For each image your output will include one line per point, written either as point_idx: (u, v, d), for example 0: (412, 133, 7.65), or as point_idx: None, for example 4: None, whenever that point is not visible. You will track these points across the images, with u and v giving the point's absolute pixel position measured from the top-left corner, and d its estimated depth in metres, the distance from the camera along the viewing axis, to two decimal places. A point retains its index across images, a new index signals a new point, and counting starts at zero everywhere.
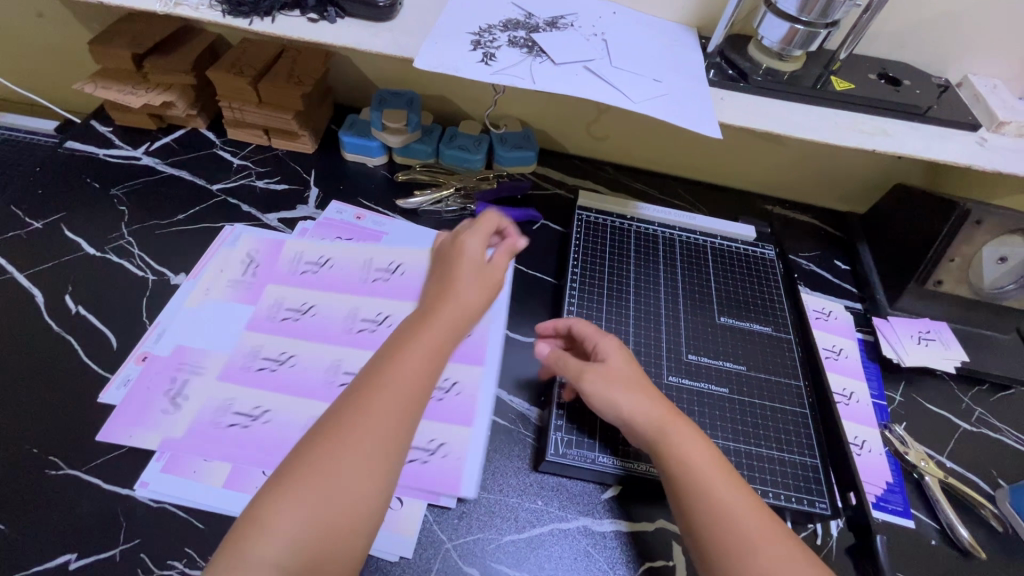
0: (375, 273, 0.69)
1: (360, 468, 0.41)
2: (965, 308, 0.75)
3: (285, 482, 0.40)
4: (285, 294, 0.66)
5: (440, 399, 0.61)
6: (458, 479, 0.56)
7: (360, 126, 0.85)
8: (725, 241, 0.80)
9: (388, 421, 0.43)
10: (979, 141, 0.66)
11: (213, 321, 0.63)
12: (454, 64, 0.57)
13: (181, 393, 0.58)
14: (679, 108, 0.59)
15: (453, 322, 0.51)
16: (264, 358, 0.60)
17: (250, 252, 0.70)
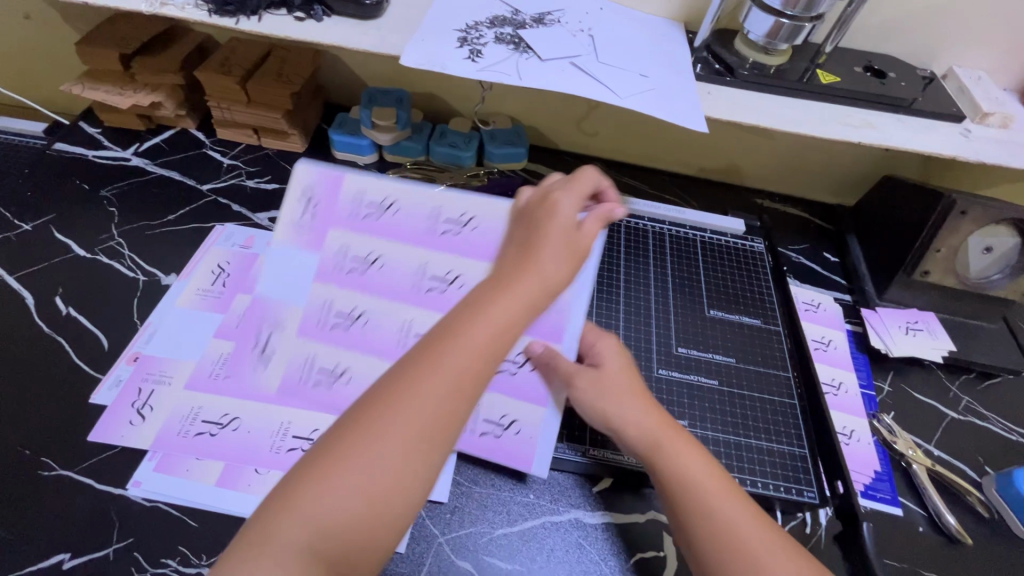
0: (445, 225, 0.58)
1: (405, 456, 0.35)
2: (952, 298, 0.76)
3: (320, 461, 0.35)
4: (348, 240, 0.58)
5: (512, 372, 0.57)
6: (529, 458, 0.56)
7: (350, 124, 0.85)
8: (714, 234, 0.81)
9: (441, 405, 0.36)
10: (964, 132, 0.67)
11: (281, 268, 0.59)
12: (441, 61, 0.57)
13: (268, 345, 0.58)
14: (665, 103, 0.59)
15: (534, 297, 0.41)
16: (337, 314, 0.57)
17: (308, 189, 0.59)
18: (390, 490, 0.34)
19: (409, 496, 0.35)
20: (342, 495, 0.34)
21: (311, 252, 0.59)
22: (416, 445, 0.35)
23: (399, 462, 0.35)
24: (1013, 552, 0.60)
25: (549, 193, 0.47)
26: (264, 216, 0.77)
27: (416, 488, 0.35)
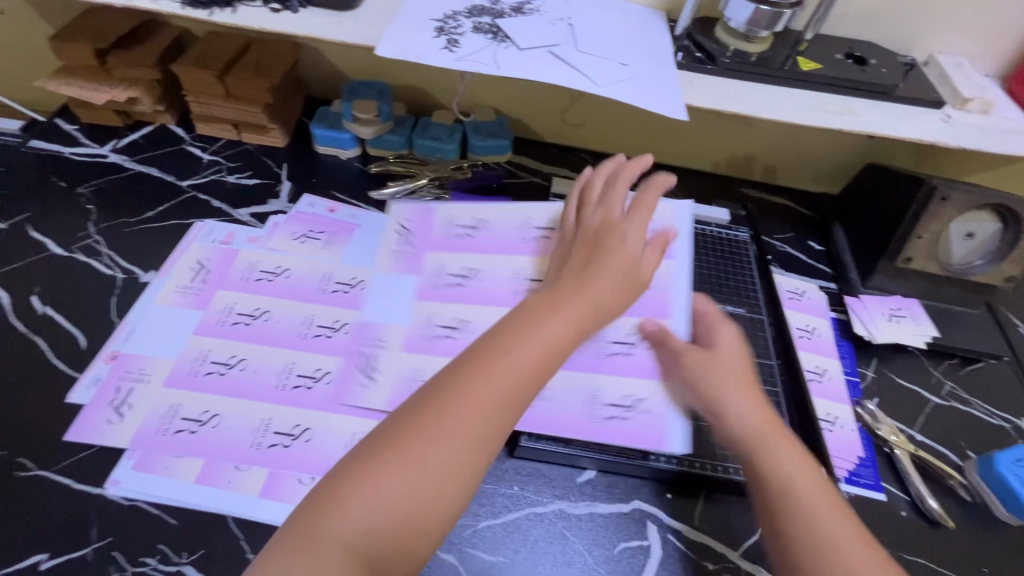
0: (535, 233, 0.65)
1: (450, 460, 0.37)
2: (936, 284, 0.76)
3: (365, 463, 0.37)
4: (444, 261, 0.65)
5: (630, 353, 0.57)
6: (662, 436, 0.53)
7: (331, 118, 0.84)
8: (699, 224, 0.81)
9: (489, 412, 0.39)
10: (944, 118, 0.67)
11: (380, 294, 0.65)
12: (418, 51, 0.56)
13: (373, 366, 0.59)
14: (645, 91, 0.59)
15: (585, 311, 0.46)
16: (440, 325, 0.60)
17: (403, 220, 0.69)
18: (436, 493, 0.37)
19: (450, 499, 0.37)
20: (388, 497, 0.36)
21: (411, 274, 0.65)
22: (461, 451, 0.38)
23: (444, 464, 0.37)
24: (993, 534, 0.61)
25: (606, 204, 0.56)
26: (245, 212, 0.76)
27: (460, 491, 0.37)
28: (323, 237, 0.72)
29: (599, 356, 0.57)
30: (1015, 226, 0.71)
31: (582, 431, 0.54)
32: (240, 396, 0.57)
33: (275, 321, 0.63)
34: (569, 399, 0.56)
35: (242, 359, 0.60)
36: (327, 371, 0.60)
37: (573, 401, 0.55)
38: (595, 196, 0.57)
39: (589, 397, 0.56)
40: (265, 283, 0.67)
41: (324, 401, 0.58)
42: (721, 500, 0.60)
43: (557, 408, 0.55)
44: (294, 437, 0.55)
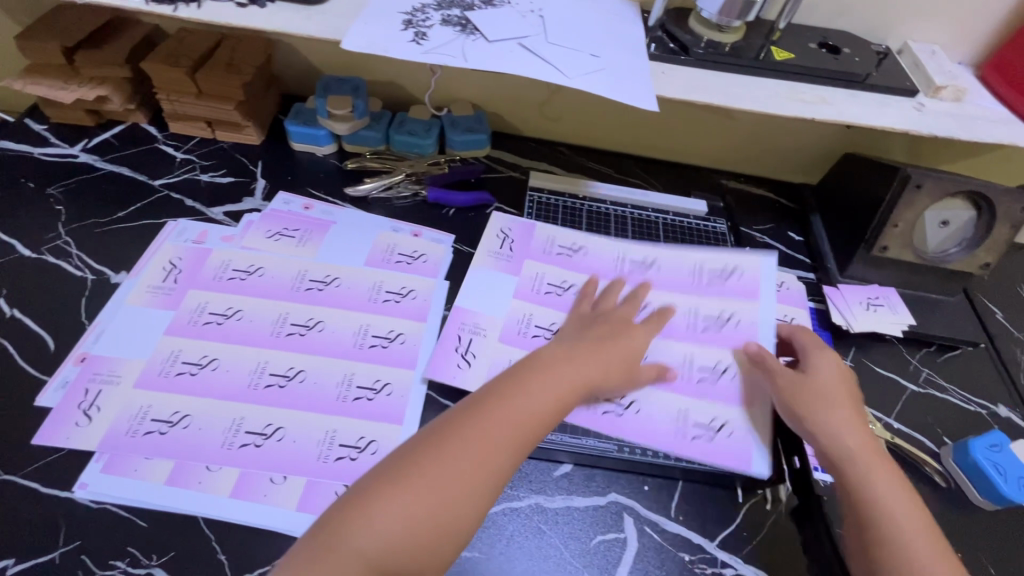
0: (629, 266, 0.73)
1: (455, 489, 0.46)
2: (914, 273, 0.76)
3: (382, 484, 0.45)
4: (545, 272, 0.71)
5: (715, 381, 0.64)
6: (748, 459, 0.59)
7: (306, 114, 0.83)
8: (677, 216, 0.82)
9: (491, 453, 0.48)
10: (917, 106, 0.67)
11: (481, 287, 0.69)
12: (385, 44, 0.56)
13: (469, 350, 0.63)
14: (616, 82, 0.58)
15: (580, 381, 0.55)
16: (536, 326, 0.66)
17: (504, 228, 0.76)
18: (441, 516, 0.45)
19: (454, 522, 0.45)
20: (398, 514, 0.44)
21: (509, 275, 0.71)
22: (464, 480, 0.46)
23: (449, 493, 0.45)
24: (968, 519, 0.61)
25: (628, 305, 0.65)
26: (219, 210, 0.75)
27: (461, 517, 0.45)
28: (299, 236, 0.72)
29: (688, 382, 0.63)
30: (989, 213, 0.71)
31: (673, 446, 0.59)
32: (211, 397, 0.57)
33: (248, 320, 0.63)
34: (657, 415, 0.61)
35: (214, 359, 0.59)
36: (299, 370, 0.60)
37: (663, 419, 0.61)
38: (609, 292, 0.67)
39: (678, 416, 0.61)
40: (238, 282, 0.66)
41: (295, 401, 0.57)
42: (698, 491, 0.60)
43: (646, 419, 0.60)
44: (266, 436, 0.55)
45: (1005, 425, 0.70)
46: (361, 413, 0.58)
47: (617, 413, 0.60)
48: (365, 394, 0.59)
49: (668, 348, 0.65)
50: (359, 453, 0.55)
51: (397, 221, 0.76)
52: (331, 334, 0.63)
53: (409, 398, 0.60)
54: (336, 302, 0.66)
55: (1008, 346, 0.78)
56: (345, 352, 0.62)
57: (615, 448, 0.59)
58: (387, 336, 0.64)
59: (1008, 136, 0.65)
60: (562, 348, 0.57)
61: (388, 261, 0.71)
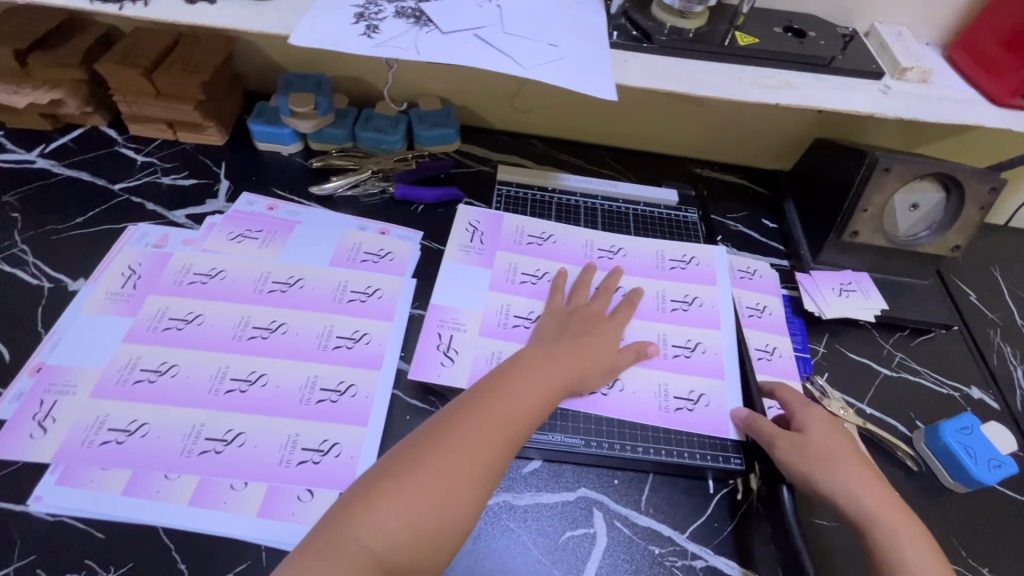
0: (599, 253, 0.74)
1: (453, 481, 0.45)
2: (885, 258, 0.76)
3: (380, 482, 0.45)
4: (519, 262, 0.71)
5: (689, 357, 0.65)
6: (727, 424, 0.60)
7: (269, 113, 0.81)
8: (648, 207, 0.82)
9: (486, 444, 0.48)
10: (883, 89, 0.66)
11: (453, 281, 0.68)
12: (335, 38, 0.54)
13: (452, 346, 0.62)
14: (575, 72, 0.57)
15: (566, 372, 0.56)
16: (516, 316, 0.65)
17: (473, 221, 0.74)
18: (442, 511, 0.44)
19: (454, 515, 0.44)
20: (398, 511, 0.43)
21: (482, 268, 0.70)
22: (463, 472, 0.46)
23: (447, 485, 0.45)
24: (940, 502, 0.61)
25: (600, 295, 0.66)
26: (180, 213, 0.73)
27: (461, 510, 0.45)
28: (262, 237, 0.70)
29: (664, 359, 0.65)
30: (958, 195, 0.70)
31: (654, 418, 0.60)
32: (170, 404, 0.56)
33: (209, 324, 0.62)
34: (638, 391, 0.62)
35: (173, 366, 0.58)
36: (262, 373, 0.59)
37: (643, 394, 0.62)
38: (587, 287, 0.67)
39: (659, 391, 0.62)
40: (199, 286, 0.65)
41: (256, 406, 0.56)
42: (668, 483, 0.59)
43: (627, 398, 0.61)
44: (226, 443, 0.54)
45: (977, 407, 0.70)
46: (325, 415, 0.57)
47: (603, 392, 0.61)
48: (328, 396, 0.58)
49: (645, 328, 0.66)
50: (322, 456, 0.54)
51: (363, 219, 0.75)
52: (295, 337, 0.62)
53: (374, 399, 0.59)
54: (300, 303, 0.65)
55: (981, 328, 0.78)
56: (308, 354, 0.61)
57: (583, 443, 0.58)
58: (352, 337, 0.63)
59: (974, 117, 0.65)
60: (546, 344, 0.58)
61: (354, 260, 0.70)
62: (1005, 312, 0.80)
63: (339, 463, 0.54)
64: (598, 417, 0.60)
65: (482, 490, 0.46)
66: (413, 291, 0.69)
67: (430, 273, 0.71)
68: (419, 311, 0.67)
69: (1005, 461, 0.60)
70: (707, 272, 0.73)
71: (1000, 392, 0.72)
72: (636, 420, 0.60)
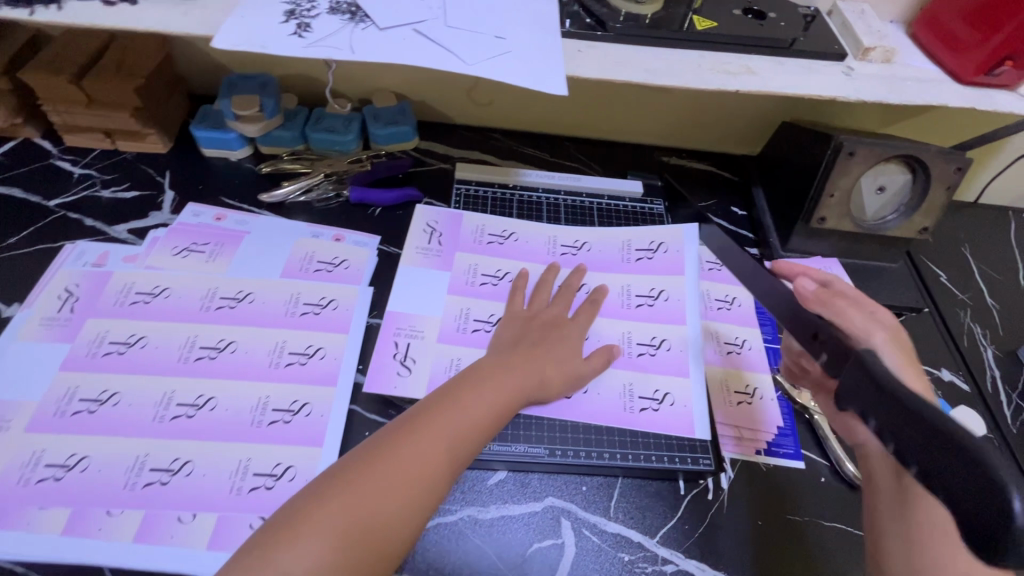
0: (562, 249, 0.72)
1: (392, 499, 0.43)
2: (854, 243, 0.75)
3: (317, 496, 0.42)
4: (478, 263, 0.69)
5: (654, 355, 0.64)
6: (692, 424, 0.60)
7: (213, 117, 0.77)
8: (613, 200, 0.80)
9: (433, 458, 0.46)
10: (845, 70, 0.64)
11: (411, 286, 0.66)
12: (262, 39, 0.51)
13: (408, 354, 0.61)
14: (523, 66, 0.55)
15: (523, 381, 0.54)
16: (476, 320, 0.64)
17: (430, 222, 0.73)
18: (378, 530, 0.42)
19: (392, 534, 0.42)
20: (332, 530, 0.41)
21: (441, 271, 0.68)
22: (405, 488, 0.44)
23: (386, 502, 0.43)
24: None
25: (562, 295, 0.64)
26: (122, 228, 0.70)
27: (400, 528, 0.43)
28: (210, 250, 0.67)
29: (627, 358, 0.64)
30: (924, 176, 0.69)
31: (619, 421, 0.59)
32: (112, 434, 0.53)
33: (153, 347, 0.59)
34: (602, 392, 0.61)
35: (115, 394, 0.55)
36: (210, 397, 0.56)
37: (608, 397, 0.61)
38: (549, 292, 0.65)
39: (623, 392, 0.61)
40: (142, 306, 0.61)
41: (205, 432, 0.54)
42: (638, 486, 0.58)
43: (590, 400, 0.60)
44: (173, 473, 0.51)
45: (947, 390, 0.69)
46: (279, 437, 0.54)
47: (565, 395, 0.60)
48: (281, 417, 0.56)
49: (609, 328, 0.65)
50: (275, 481, 0.52)
51: (317, 226, 0.72)
52: (245, 356, 0.59)
53: (329, 418, 0.56)
54: (250, 319, 0.62)
55: (951, 309, 0.77)
56: (259, 374, 0.58)
57: (547, 454, 0.57)
58: (306, 352, 0.60)
59: (937, 97, 0.63)
60: (504, 351, 0.57)
61: (307, 270, 0.67)
62: (974, 292, 0.80)
63: (293, 487, 0.52)
64: (564, 421, 0.59)
65: (425, 507, 0.44)
66: (371, 300, 0.66)
67: (388, 280, 0.69)
68: (377, 320, 0.65)
69: None
70: (673, 263, 0.71)
71: (970, 374, 0.71)
72: (602, 427, 0.59)
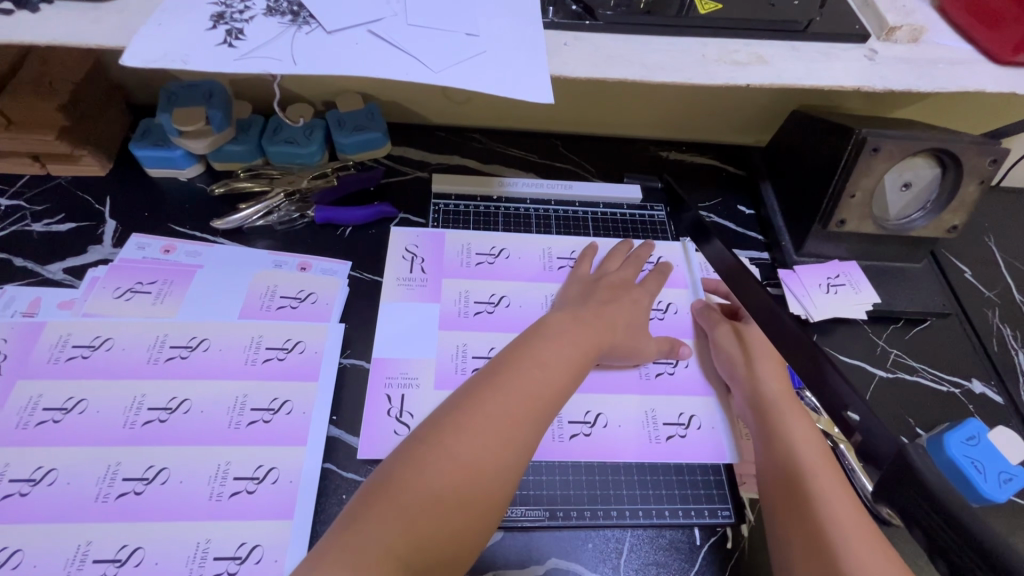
0: (559, 262, 0.67)
1: (486, 453, 0.42)
2: (877, 244, 0.68)
3: (410, 455, 0.42)
4: (469, 288, 0.64)
5: (673, 373, 0.61)
6: (722, 448, 0.56)
7: (156, 133, 0.68)
8: (608, 208, 0.73)
9: (518, 409, 0.44)
10: (869, 55, 0.56)
11: (389, 326, 0.60)
12: (184, 51, 0.42)
13: (405, 408, 0.55)
14: (500, 70, 0.46)
15: (593, 338, 0.53)
16: (475, 357, 0.59)
17: (410, 246, 0.66)
18: (479, 481, 0.41)
19: (489, 488, 0.41)
20: (437, 481, 0.40)
21: (429, 302, 0.62)
22: (497, 442, 0.43)
23: (481, 457, 0.42)
24: None
25: (629, 265, 0.64)
26: (57, 267, 0.61)
27: (496, 483, 0.42)
28: (159, 290, 0.59)
29: (646, 380, 0.60)
30: (955, 170, 0.62)
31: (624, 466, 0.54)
32: (48, 520, 0.46)
33: (94, 412, 0.51)
34: (624, 424, 0.57)
35: (51, 471, 0.48)
36: (161, 468, 0.49)
37: (629, 426, 0.57)
38: (615, 263, 0.64)
39: (646, 418, 0.57)
40: (79, 361, 0.54)
41: (160, 509, 0.47)
42: (649, 539, 0.52)
43: (614, 433, 0.56)
44: (120, 563, 0.45)
45: (979, 404, 0.64)
46: (242, 511, 0.48)
47: (585, 432, 0.56)
48: (246, 486, 0.49)
49: None
50: (239, 564, 0.46)
51: (280, 253, 0.64)
52: (200, 417, 0.52)
53: (300, 483, 0.50)
54: (204, 371, 0.55)
55: (978, 310, 0.71)
56: (217, 436, 0.51)
57: (545, 516, 0.52)
58: (270, 407, 0.53)
59: (974, 82, 0.55)
60: (571, 309, 0.56)
61: (269, 308, 0.60)
62: (1002, 289, 0.74)
63: (260, 570, 0.46)
64: (578, 461, 0.54)
65: (518, 460, 0.43)
66: (343, 337, 0.60)
67: (362, 312, 0.62)
68: (350, 361, 0.58)
69: (1016, 473, 0.55)
70: (676, 274, 0.68)
71: (1002, 383, 0.66)
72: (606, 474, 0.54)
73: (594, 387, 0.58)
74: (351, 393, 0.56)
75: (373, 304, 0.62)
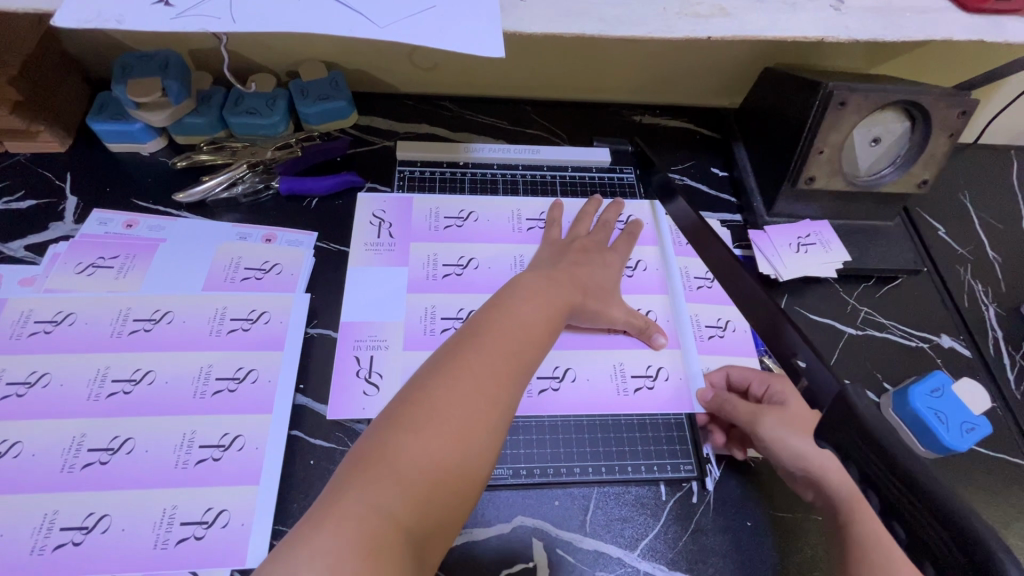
0: (528, 223, 0.67)
1: (476, 412, 0.41)
2: (847, 203, 0.67)
3: (394, 438, 0.39)
4: (437, 251, 0.64)
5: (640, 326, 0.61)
6: (690, 399, 0.57)
7: (114, 106, 0.67)
8: (578, 171, 0.72)
9: (501, 366, 0.44)
10: (835, 4, 0.54)
11: (357, 291, 0.60)
12: (119, 11, 0.41)
13: (374, 369, 0.55)
14: (450, 26, 0.45)
15: (564, 296, 0.53)
16: (444, 318, 0.59)
17: (377, 212, 0.66)
18: (472, 442, 0.40)
19: (479, 470, 0.40)
20: (428, 446, 0.39)
21: (396, 266, 0.62)
22: (486, 403, 0.42)
23: (472, 418, 0.41)
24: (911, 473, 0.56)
25: (599, 229, 0.63)
26: (19, 245, 0.61)
27: (488, 442, 0.41)
28: (122, 262, 0.59)
29: (614, 337, 0.60)
30: (924, 124, 0.61)
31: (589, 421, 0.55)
32: (15, 491, 0.46)
33: (58, 385, 0.51)
34: (593, 377, 0.57)
35: (16, 444, 0.48)
36: (126, 438, 0.49)
37: (598, 380, 0.57)
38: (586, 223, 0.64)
39: (615, 372, 0.58)
40: (42, 337, 0.54)
41: (127, 479, 0.48)
42: (617, 495, 0.53)
43: (582, 387, 0.57)
44: (88, 530, 0.45)
45: (947, 358, 0.64)
46: (208, 478, 0.48)
47: (553, 387, 0.56)
48: (212, 453, 0.50)
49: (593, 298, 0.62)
50: (206, 529, 0.47)
51: (245, 226, 0.63)
52: (164, 386, 0.52)
53: (266, 449, 0.51)
54: (169, 343, 0.54)
55: (949, 265, 0.71)
56: (181, 406, 0.51)
57: (512, 475, 0.52)
58: (235, 376, 0.54)
59: (939, 31, 0.54)
60: (542, 268, 0.55)
61: (232, 279, 0.59)
62: (975, 245, 0.73)
63: (227, 534, 0.46)
64: (545, 419, 0.55)
65: (506, 417, 0.43)
66: (309, 307, 0.59)
67: (328, 283, 0.62)
68: (316, 331, 0.58)
69: (978, 423, 0.55)
70: (646, 232, 0.68)
71: (971, 338, 0.66)
72: (572, 431, 0.55)
73: (563, 343, 0.58)
74: (317, 362, 0.57)
75: (340, 274, 0.62)
